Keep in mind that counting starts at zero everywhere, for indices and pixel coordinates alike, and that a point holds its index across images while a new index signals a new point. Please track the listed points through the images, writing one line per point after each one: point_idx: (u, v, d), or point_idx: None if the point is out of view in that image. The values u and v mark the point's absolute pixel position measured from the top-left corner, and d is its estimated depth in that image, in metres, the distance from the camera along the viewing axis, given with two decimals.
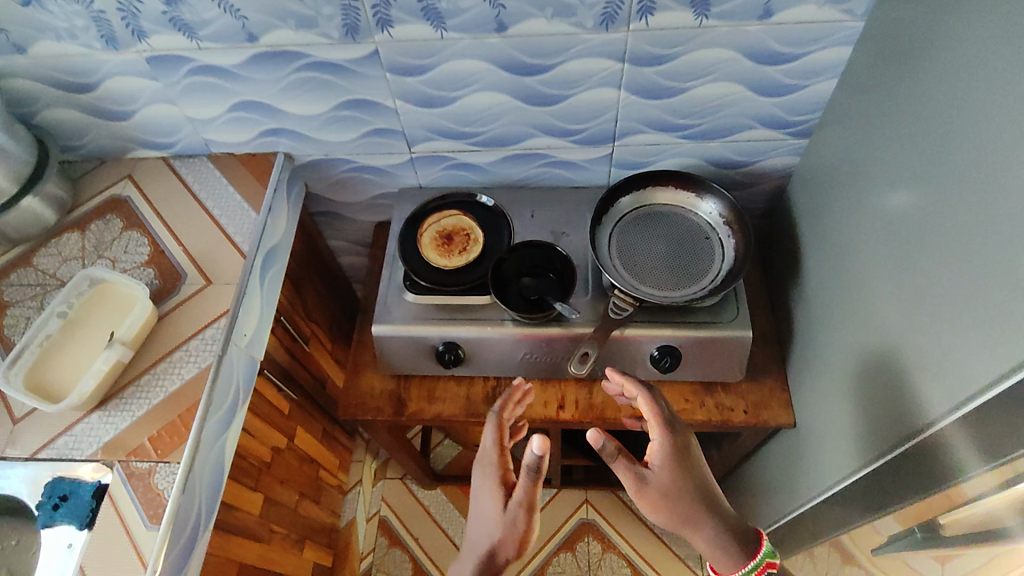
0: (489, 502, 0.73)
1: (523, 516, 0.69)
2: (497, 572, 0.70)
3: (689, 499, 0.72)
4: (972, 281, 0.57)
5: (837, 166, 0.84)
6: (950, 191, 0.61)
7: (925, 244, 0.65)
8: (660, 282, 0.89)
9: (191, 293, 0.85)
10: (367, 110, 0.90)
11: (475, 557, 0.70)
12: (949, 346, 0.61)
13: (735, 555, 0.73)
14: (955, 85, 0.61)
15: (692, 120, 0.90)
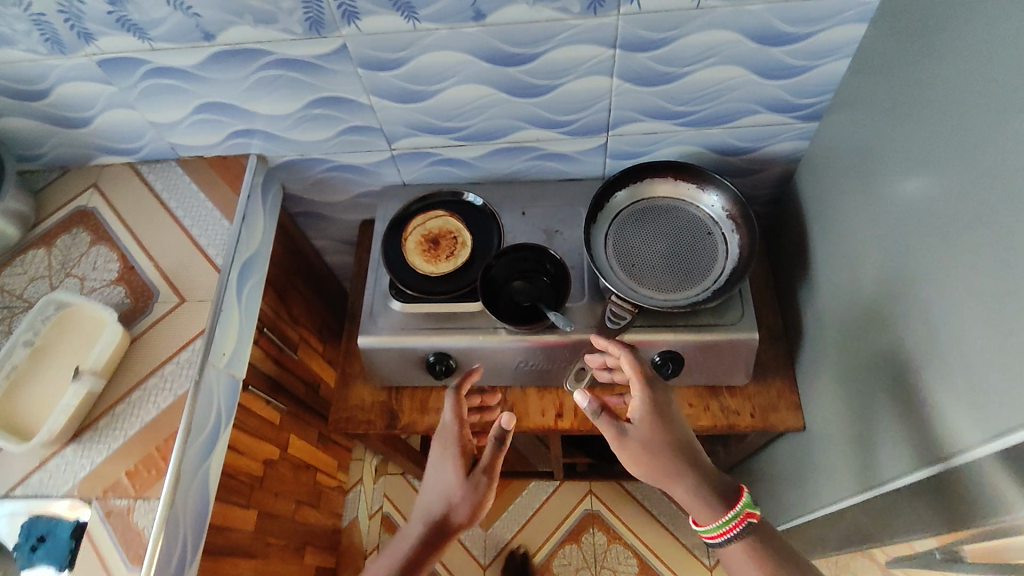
0: (447, 472, 0.78)
1: (482, 482, 0.77)
2: (448, 535, 0.76)
3: (668, 450, 0.70)
4: (1003, 298, 0.52)
5: (849, 154, 0.78)
6: (977, 194, 0.54)
7: (944, 252, 0.59)
8: (661, 284, 0.84)
9: (164, 312, 0.81)
10: (341, 107, 0.83)
11: (428, 520, 0.77)
12: (976, 366, 0.55)
13: (712, 504, 0.69)
14: (983, 73, 0.53)
15: (692, 107, 0.83)
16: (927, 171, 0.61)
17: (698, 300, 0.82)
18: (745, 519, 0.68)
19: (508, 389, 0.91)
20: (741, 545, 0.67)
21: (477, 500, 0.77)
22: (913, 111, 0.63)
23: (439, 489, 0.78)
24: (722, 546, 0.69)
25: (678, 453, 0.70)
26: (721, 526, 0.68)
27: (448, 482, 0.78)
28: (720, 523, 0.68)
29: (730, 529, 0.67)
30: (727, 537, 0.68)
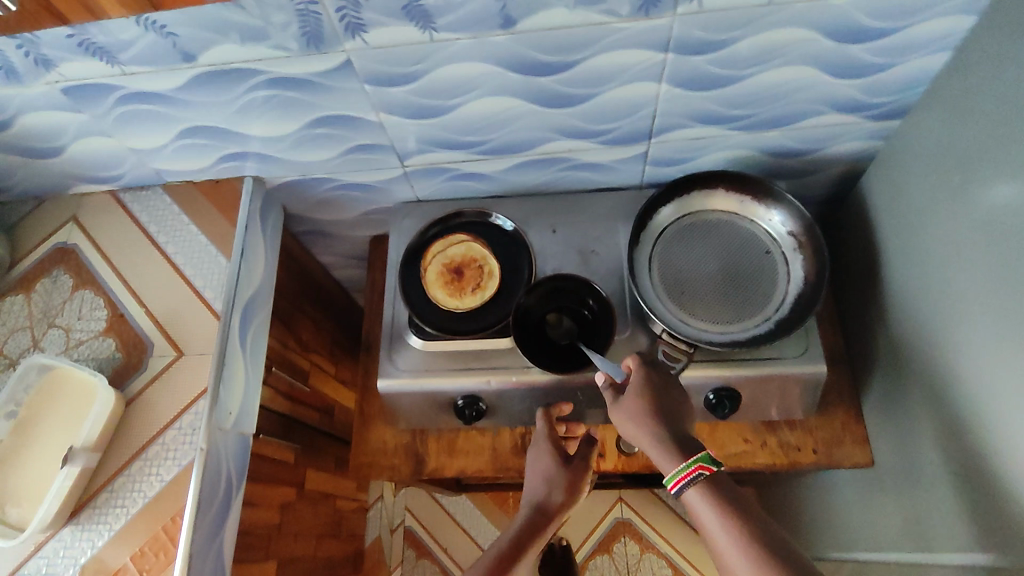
0: (544, 461, 0.75)
1: (584, 468, 0.76)
2: (552, 518, 0.71)
3: (646, 409, 0.64)
4: None
5: (934, 164, 0.68)
6: None
7: None
8: (716, 315, 0.75)
9: (161, 368, 0.73)
10: (346, 126, 0.73)
11: (530, 505, 0.72)
12: None
13: (668, 453, 0.60)
14: None
15: (749, 110, 0.72)
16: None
17: (759, 333, 0.73)
18: (697, 470, 0.58)
19: None
20: (697, 496, 0.57)
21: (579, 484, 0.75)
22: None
23: (540, 477, 0.74)
24: (680, 500, 0.59)
25: (655, 412, 0.63)
26: (675, 475, 0.58)
27: (548, 468, 0.75)
28: (673, 472, 0.59)
29: (683, 478, 0.58)
30: (682, 486, 0.58)
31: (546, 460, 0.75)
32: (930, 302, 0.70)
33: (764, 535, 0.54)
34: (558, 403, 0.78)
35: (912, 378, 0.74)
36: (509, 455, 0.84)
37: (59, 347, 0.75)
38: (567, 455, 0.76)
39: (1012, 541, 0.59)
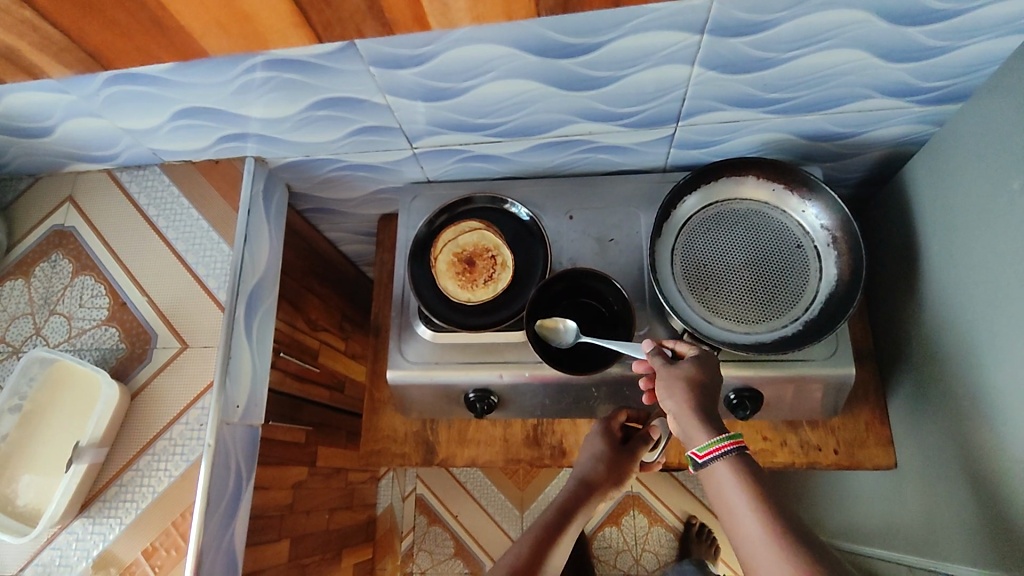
0: (597, 440, 0.75)
1: (629, 457, 0.75)
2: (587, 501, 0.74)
3: (696, 389, 0.57)
4: None
5: (989, 159, 0.62)
6: None
7: None
8: (741, 313, 0.71)
9: (166, 360, 0.71)
10: (351, 108, 0.68)
11: (576, 478, 0.75)
12: None
13: (699, 421, 0.55)
14: None
15: (789, 94, 0.66)
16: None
17: (786, 334, 0.69)
18: (731, 444, 0.53)
19: (556, 421, 0.82)
20: (727, 468, 0.52)
21: (626, 470, 0.75)
22: None
23: (588, 453, 0.75)
24: (705, 471, 0.54)
25: (704, 394, 0.57)
26: (709, 444, 0.53)
27: (597, 449, 0.75)
28: (708, 440, 0.53)
29: (717, 449, 0.53)
30: (714, 457, 0.53)
31: (596, 442, 0.75)
32: (970, 306, 0.65)
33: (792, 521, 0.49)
34: (619, 412, 0.76)
35: (946, 383, 0.70)
36: (521, 446, 0.82)
37: (61, 336, 0.73)
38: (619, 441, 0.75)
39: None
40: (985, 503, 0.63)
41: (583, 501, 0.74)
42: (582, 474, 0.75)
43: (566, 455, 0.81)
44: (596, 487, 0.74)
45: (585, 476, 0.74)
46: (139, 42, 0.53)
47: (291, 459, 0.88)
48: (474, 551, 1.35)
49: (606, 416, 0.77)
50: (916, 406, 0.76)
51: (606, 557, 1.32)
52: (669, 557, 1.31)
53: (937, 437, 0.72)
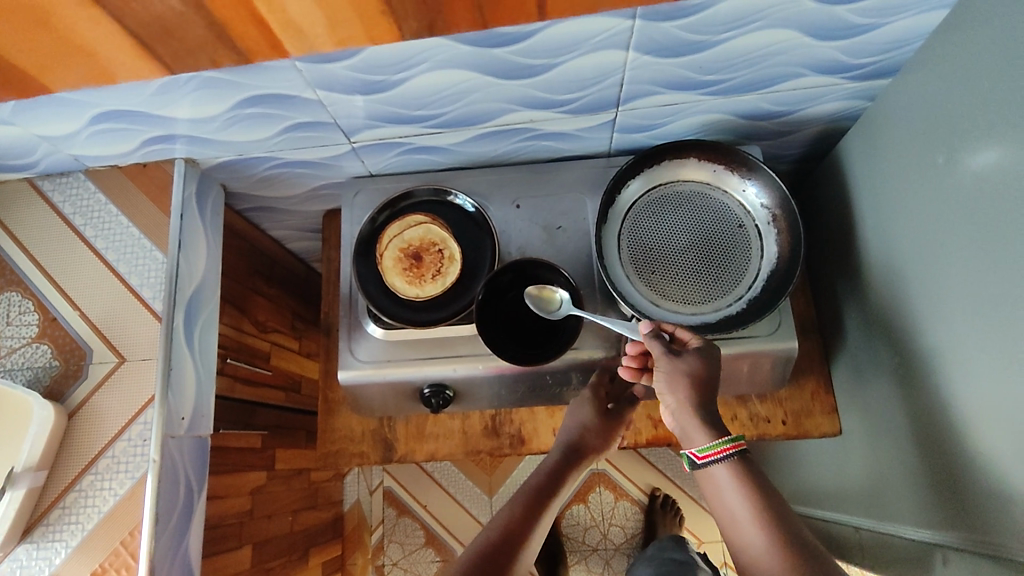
0: (584, 407, 0.74)
1: (614, 421, 0.74)
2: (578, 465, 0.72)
3: (698, 388, 0.59)
4: None
5: (915, 133, 0.64)
6: None
7: None
8: (687, 295, 0.72)
9: (104, 375, 0.68)
10: (282, 105, 0.65)
11: (562, 446, 0.73)
12: None
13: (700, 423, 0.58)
14: None
15: (725, 75, 0.67)
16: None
17: (731, 313, 0.71)
18: (731, 447, 0.56)
19: (514, 411, 0.82)
20: (728, 472, 0.56)
21: (612, 434, 0.74)
22: None
23: (574, 421, 0.74)
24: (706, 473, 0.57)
25: (705, 392, 0.60)
26: (710, 447, 0.56)
27: (585, 415, 0.74)
28: (707, 444, 0.57)
29: (718, 452, 0.56)
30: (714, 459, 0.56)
31: (584, 410, 0.74)
32: (906, 276, 0.68)
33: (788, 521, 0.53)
34: (601, 377, 0.74)
35: (885, 351, 0.73)
36: (479, 437, 0.82)
37: None
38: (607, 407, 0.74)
39: (964, 523, 0.61)
40: (930, 462, 0.66)
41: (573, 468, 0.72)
42: (568, 442, 0.73)
43: (525, 443, 0.82)
44: (585, 454, 0.72)
45: (574, 441, 0.73)
46: (54, 51, 0.50)
47: (246, 465, 0.86)
48: (444, 539, 1.35)
49: (590, 381, 0.74)
50: (859, 374, 0.79)
51: (575, 534, 1.34)
52: (635, 529, 1.34)
53: (878, 403, 0.75)
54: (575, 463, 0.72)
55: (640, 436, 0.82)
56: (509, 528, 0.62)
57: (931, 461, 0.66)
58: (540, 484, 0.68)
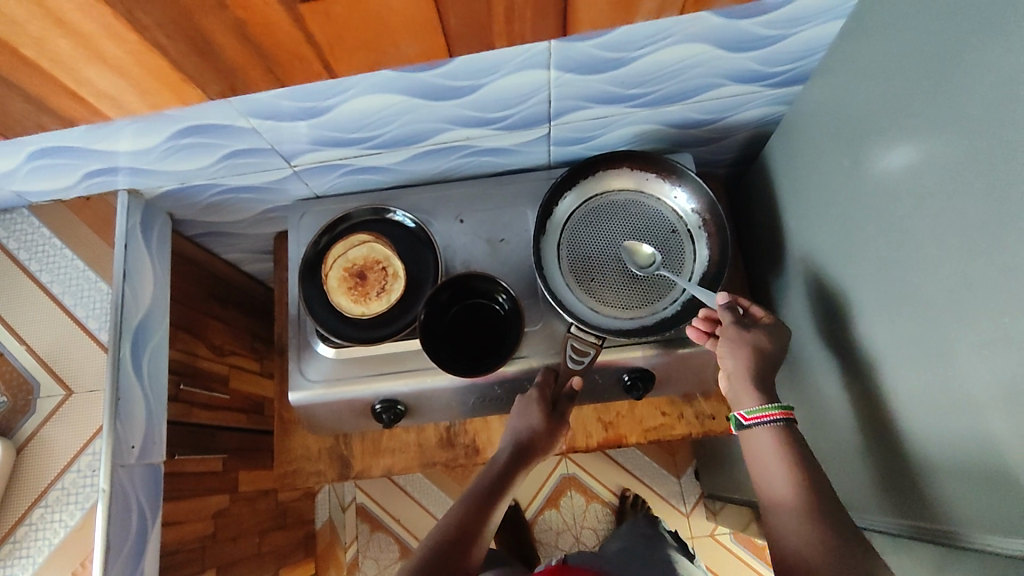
0: (531, 407, 0.72)
1: (561, 420, 0.73)
2: (527, 461, 0.72)
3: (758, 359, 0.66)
4: (1004, 363, 0.45)
5: (826, 136, 0.67)
6: (978, 238, 0.46)
7: (937, 293, 0.52)
8: (626, 300, 0.74)
9: (52, 409, 0.69)
10: (218, 134, 0.67)
11: (511, 443, 0.72)
12: (966, 425, 0.50)
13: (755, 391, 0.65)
14: (994, 98, 0.44)
15: (647, 88, 0.69)
16: (927, 177, 0.51)
17: (667, 315, 0.73)
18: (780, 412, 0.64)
19: (468, 421, 0.84)
20: (769, 434, 0.63)
21: (558, 433, 0.73)
22: (914, 112, 0.52)
23: (522, 421, 0.72)
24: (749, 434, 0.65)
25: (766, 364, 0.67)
26: (759, 410, 0.64)
27: (533, 417, 0.72)
28: (757, 407, 0.64)
29: (765, 415, 0.64)
30: (760, 422, 0.64)
31: (532, 413, 0.72)
32: (824, 275, 0.71)
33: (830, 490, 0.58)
34: (544, 378, 0.73)
35: (812, 347, 0.76)
36: (435, 449, 0.84)
37: None
38: (555, 408, 0.73)
39: (889, 510, 0.63)
40: (857, 453, 0.69)
41: (522, 464, 0.72)
42: (516, 442, 0.72)
43: (480, 452, 0.83)
44: (533, 452, 0.72)
45: (521, 441, 0.72)
46: None
47: (208, 489, 0.87)
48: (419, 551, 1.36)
49: (537, 384, 0.73)
50: (796, 369, 0.81)
51: (548, 539, 1.36)
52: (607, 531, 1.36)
53: (814, 396, 0.78)
54: (520, 464, 0.72)
55: (591, 439, 0.84)
56: (450, 538, 0.62)
57: (857, 451, 0.69)
58: (484, 489, 0.68)
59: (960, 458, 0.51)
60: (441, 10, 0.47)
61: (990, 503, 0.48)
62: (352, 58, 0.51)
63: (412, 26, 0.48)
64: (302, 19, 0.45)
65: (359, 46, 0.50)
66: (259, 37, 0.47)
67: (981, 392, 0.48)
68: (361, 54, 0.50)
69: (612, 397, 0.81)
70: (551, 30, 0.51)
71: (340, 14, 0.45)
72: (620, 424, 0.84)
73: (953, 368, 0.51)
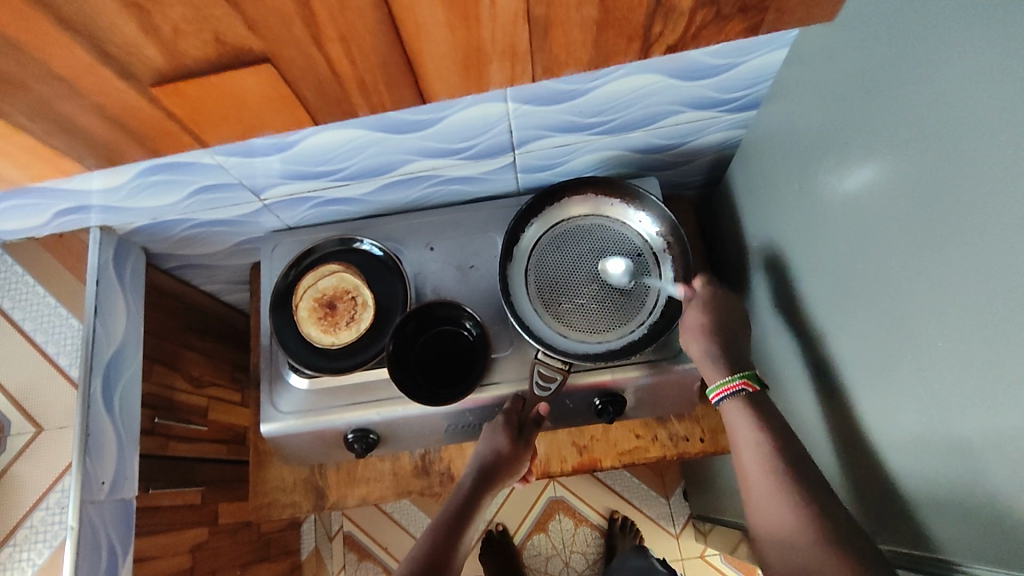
0: (499, 432, 0.72)
1: (528, 446, 0.73)
2: (494, 484, 0.71)
3: (707, 330, 0.69)
4: (946, 383, 0.45)
5: (780, 159, 0.68)
6: (918, 261, 0.47)
7: (884, 313, 0.52)
8: (593, 324, 0.75)
9: (21, 447, 0.70)
10: (185, 172, 0.68)
11: (477, 466, 0.72)
12: (914, 445, 0.50)
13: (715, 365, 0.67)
14: (928, 124, 0.44)
15: (606, 117, 0.71)
16: (869, 201, 0.52)
17: (633, 339, 0.74)
18: (740, 384, 0.64)
19: (443, 449, 0.84)
20: (738, 408, 0.63)
21: (524, 458, 0.73)
22: (855, 138, 0.53)
23: (489, 445, 0.72)
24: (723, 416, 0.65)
25: (721, 334, 0.69)
26: (718, 386, 0.65)
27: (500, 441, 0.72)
28: (718, 382, 0.66)
29: (727, 389, 0.65)
30: (724, 396, 0.65)
31: (500, 436, 0.72)
32: (784, 296, 0.71)
33: (809, 486, 0.56)
34: (512, 404, 0.73)
35: (779, 367, 0.76)
36: (410, 477, 0.84)
37: None
38: (523, 431, 0.72)
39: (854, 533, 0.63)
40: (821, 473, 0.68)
41: (489, 487, 0.71)
42: (481, 466, 0.72)
43: (454, 479, 0.83)
44: (499, 475, 0.72)
45: (488, 465, 0.71)
46: None
47: (187, 523, 0.86)
48: None
49: (505, 410, 0.73)
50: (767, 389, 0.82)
51: (537, 564, 1.34)
52: (596, 554, 1.35)
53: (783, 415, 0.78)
54: (487, 489, 0.71)
55: (565, 463, 0.84)
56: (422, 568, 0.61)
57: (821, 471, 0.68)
58: (452, 516, 0.68)
59: (914, 480, 0.51)
60: (293, 86, 0.47)
61: (944, 522, 0.48)
62: (222, 133, 0.53)
63: (269, 100, 0.49)
64: (209, 89, 0.46)
65: (227, 120, 0.51)
66: (180, 101, 0.47)
67: (922, 417, 0.49)
68: (229, 129, 0.52)
69: (584, 420, 0.81)
70: (410, 97, 0.51)
71: (199, 96, 0.47)
72: (595, 447, 0.84)
73: (897, 391, 0.51)
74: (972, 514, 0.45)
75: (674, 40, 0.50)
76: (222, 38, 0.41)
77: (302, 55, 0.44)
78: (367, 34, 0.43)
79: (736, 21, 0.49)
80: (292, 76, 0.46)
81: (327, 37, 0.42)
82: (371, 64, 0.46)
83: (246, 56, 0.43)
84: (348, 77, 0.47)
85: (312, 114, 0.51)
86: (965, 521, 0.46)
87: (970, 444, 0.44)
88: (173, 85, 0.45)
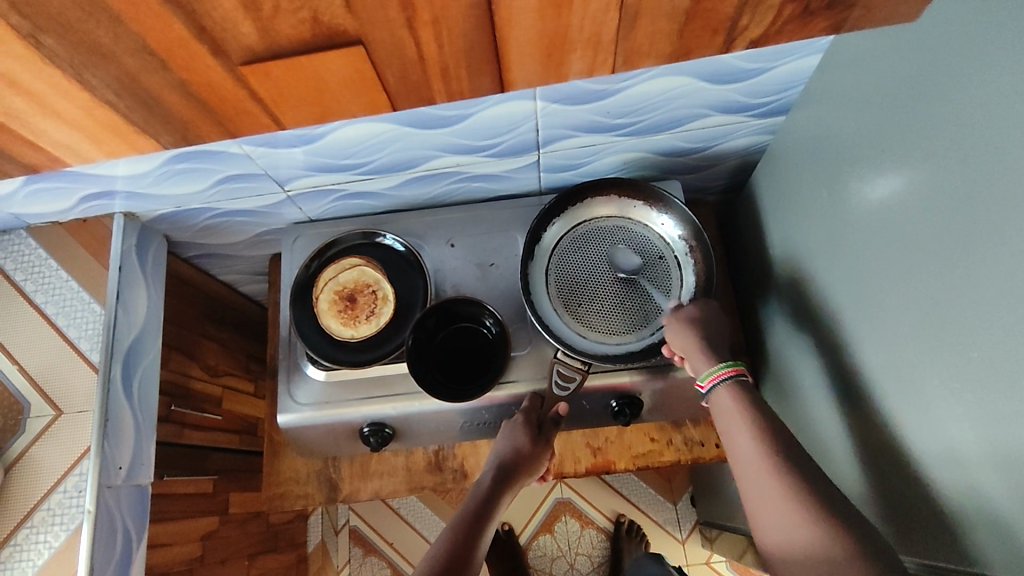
0: (519, 430, 0.72)
1: (546, 447, 0.72)
2: (513, 483, 0.71)
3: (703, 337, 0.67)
4: (974, 394, 0.45)
5: (807, 166, 0.68)
6: (947, 271, 0.46)
7: (910, 323, 0.52)
8: (613, 325, 0.75)
9: (41, 429, 0.68)
10: (210, 160, 0.68)
11: (496, 464, 0.72)
12: (939, 455, 0.50)
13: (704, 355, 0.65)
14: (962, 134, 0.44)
15: (633, 118, 0.70)
16: (898, 211, 0.52)
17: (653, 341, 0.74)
18: (729, 370, 0.63)
19: (456, 445, 0.84)
20: (729, 398, 0.61)
21: (541, 458, 0.73)
22: (886, 145, 0.53)
23: (508, 443, 0.72)
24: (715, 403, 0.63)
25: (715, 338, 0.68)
26: (711, 372, 0.63)
27: (520, 439, 0.71)
28: (708, 370, 0.64)
29: (716, 376, 0.63)
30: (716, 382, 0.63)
31: (519, 434, 0.72)
32: (807, 303, 0.71)
33: None
34: (532, 401, 0.73)
35: (796, 375, 0.76)
36: (423, 473, 0.84)
37: None
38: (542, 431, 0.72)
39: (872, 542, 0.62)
40: (838, 481, 0.68)
41: (507, 485, 0.71)
42: (501, 464, 0.71)
43: (468, 477, 0.83)
44: (517, 474, 0.71)
45: (507, 463, 0.71)
46: None
47: (199, 511, 0.87)
48: None
49: (524, 407, 0.73)
50: (783, 396, 0.81)
51: (543, 565, 1.34)
52: (601, 557, 1.34)
53: (799, 423, 0.78)
54: (505, 488, 0.71)
55: (579, 464, 0.83)
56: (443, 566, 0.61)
57: (838, 480, 0.68)
58: (471, 515, 0.67)
59: (936, 489, 0.51)
60: (377, 70, 0.47)
61: (969, 532, 0.48)
62: (299, 113, 0.52)
63: (350, 83, 0.49)
64: (245, 77, 0.46)
65: (303, 103, 0.50)
66: (215, 87, 0.47)
67: (950, 426, 0.48)
68: (308, 110, 0.51)
69: (600, 421, 0.81)
70: (488, 86, 0.51)
71: (282, 77, 0.47)
72: (609, 449, 0.84)
73: (927, 402, 0.51)
74: (1001, 528, 0.44)
75: (751, 33, 0.49)
76: (319, 17, 0.41)
77: (392, 38, 0.44)
78: (458, 20, 0.43)
79: (822, 17, 0.49)
80: (378, 60, 0.46)
81: (420, 21, 0.43)
82: (457, 51, 0.46)
83: (339, 38, 0.43)
84: (433, 62, 0.47)
85: (390, 97, 0.51)
86: (996, 536, 0.45)
87: (997, 455, 0.44)
88: (259, 64, 0.45)
